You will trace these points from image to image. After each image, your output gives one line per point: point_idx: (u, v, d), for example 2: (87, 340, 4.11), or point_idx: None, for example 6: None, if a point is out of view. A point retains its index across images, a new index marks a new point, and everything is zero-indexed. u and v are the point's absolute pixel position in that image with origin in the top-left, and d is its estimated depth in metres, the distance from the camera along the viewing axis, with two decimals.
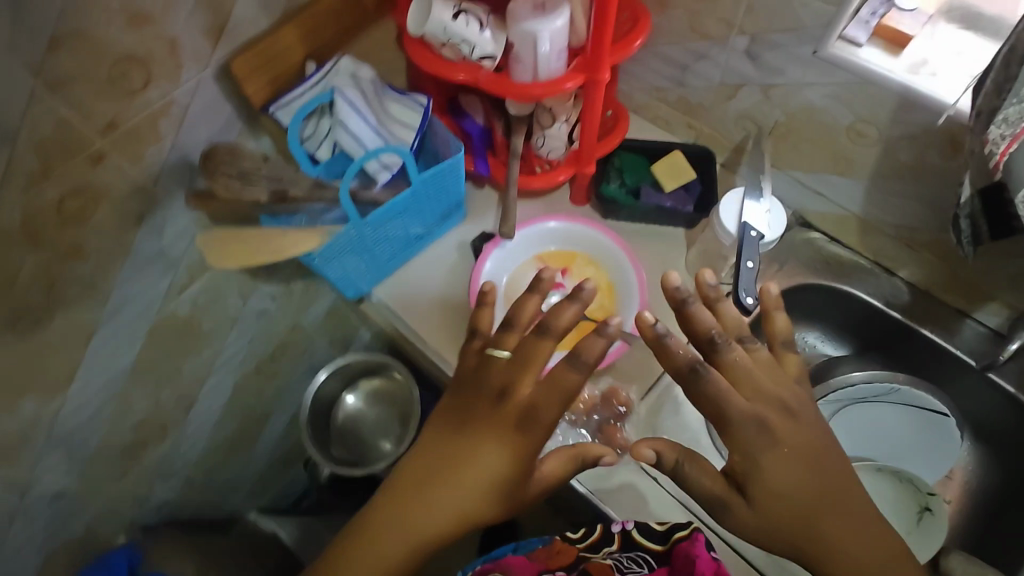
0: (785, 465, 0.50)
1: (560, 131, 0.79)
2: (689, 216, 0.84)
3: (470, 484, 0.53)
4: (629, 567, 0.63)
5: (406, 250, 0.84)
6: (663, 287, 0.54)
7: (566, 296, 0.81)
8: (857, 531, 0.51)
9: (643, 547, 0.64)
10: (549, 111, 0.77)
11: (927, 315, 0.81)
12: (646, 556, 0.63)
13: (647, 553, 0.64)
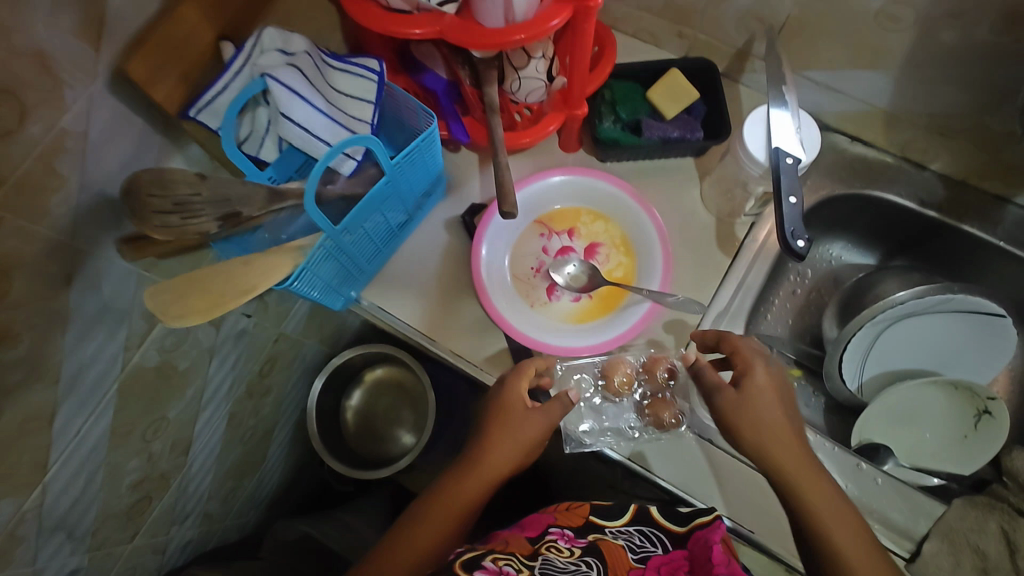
0: (763, 417, 0.55)
1: (537, 69, 0.67)
2: (699, 144, 0.74)
3: (494, 446, 0.59)
4: (641, 547, 0.57)
5: (391, 241, 0.73)
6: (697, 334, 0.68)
7: (579, 261, 0.73)
8: (826, 499, 0.53)
9: (658, 524, 0.59)
10: (523, 48, 0.65)
11: (964, 207, 0.75)
12: (660, 535, 0.58)
13: (663, 534, 0.58)
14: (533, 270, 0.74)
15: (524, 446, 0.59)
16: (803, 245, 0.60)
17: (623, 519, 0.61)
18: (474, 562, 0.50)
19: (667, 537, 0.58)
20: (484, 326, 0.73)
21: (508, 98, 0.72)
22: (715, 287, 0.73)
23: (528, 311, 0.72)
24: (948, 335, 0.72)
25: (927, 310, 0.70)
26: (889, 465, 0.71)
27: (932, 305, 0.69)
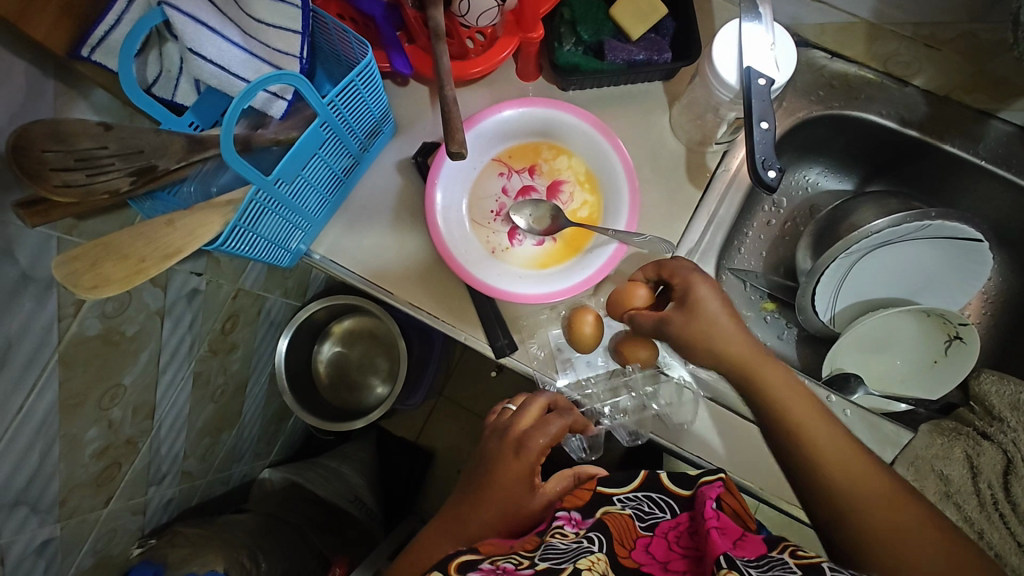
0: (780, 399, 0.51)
1: None
2: (666, 66, 0.68)
3: (475, 517, 0.57)
4: (650, 513, 0.60)
5: (337, 190, 0.68)
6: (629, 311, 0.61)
7: (540, 200, 0.69)
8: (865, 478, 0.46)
9: (668, 491, 0.62)
10: None
11: (948, 125, 0.70)
12: (669, 500, 0.61)
13: (671, 499, 0.61)
14: (492, 214, 0.70)
15: (507, 519, 0.57)
16: (775, 175, 0.54)
17: (630, 486, 0.63)
18: (471, 563, 0.49)
19: (675, 502, 0.61)
20: (443, 275, 0.69)
21: (457, 22, 0.64)
22: (686, 221, 0.69)
23: (486, 256, 0.68)
24: (920, 259, 0.70)
25: (903, 237, 0.67)
26: (859, 394, 0.70)
27: (906, 234, 0.67)
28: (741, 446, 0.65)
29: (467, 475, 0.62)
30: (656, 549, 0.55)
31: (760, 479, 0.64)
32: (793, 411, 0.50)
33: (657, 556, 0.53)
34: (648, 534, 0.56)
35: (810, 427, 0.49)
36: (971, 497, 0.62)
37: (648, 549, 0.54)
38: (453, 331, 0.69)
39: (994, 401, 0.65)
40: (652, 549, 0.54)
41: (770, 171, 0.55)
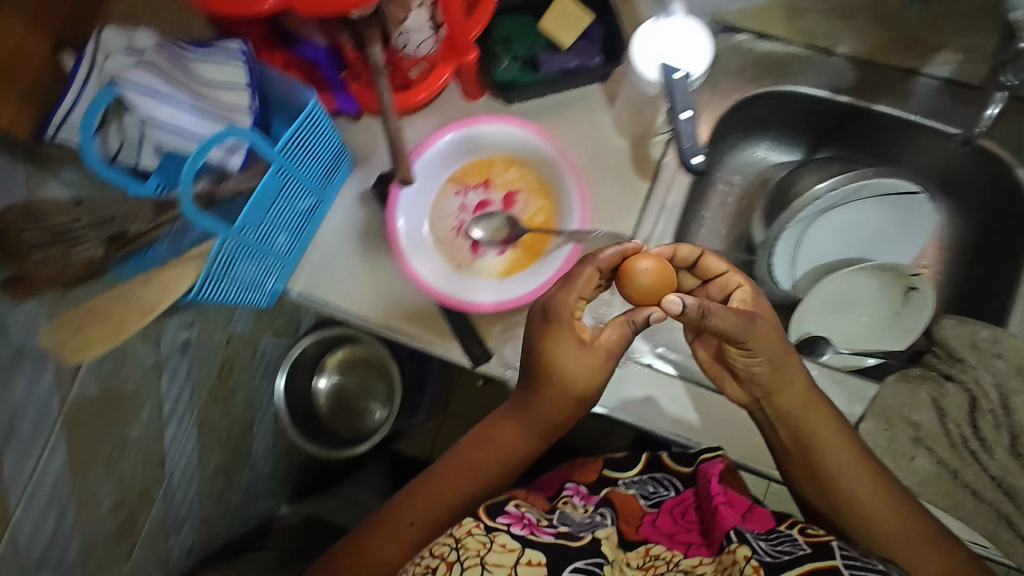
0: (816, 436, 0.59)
1: (419, 19, 0.64)
2: (600, 69, 0.71)
3: (545, 402, 0.61)
4: (655, 493, 0.64)
5: (304, 228, 0.72)
6: (634, 274, 0.56)
7: (498, 213, 0.73)
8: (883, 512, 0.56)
9: (672, 470, 0.65)
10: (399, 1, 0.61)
11: (876, 87, 0.73)
12: (672, 479, 0.64)
13: (675, 478, 0.65)
14: (454, 231, 0.73)
15: (575, 396, 0.60)
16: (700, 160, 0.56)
17: (635, 470, 0.67)
18: (498, 508, 0.55)
19: (679, 480, 0.65)
20: (416, 295, 0.73)
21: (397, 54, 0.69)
22: (639, 212, 0.72)
23: (453, 272, 0.72)
24: (867, 217, 0.74)
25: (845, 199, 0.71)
26: (826, 355, 0.73)
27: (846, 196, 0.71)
28: (716, 419, 0.69)
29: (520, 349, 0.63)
30: (661, 522, 0.60)
31: (739, 449, 0.68)
32: (832, 461, 0.58)
33: (665, 530, 0.59)
34: (653, 511, 0.61)
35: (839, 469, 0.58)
36: (941, 439, 0.64)
37: (654, 524, 0.60)
38: (433, 347, 0.72)
39: (955, 343, 0.67)
40: (659, 524, 0.60)
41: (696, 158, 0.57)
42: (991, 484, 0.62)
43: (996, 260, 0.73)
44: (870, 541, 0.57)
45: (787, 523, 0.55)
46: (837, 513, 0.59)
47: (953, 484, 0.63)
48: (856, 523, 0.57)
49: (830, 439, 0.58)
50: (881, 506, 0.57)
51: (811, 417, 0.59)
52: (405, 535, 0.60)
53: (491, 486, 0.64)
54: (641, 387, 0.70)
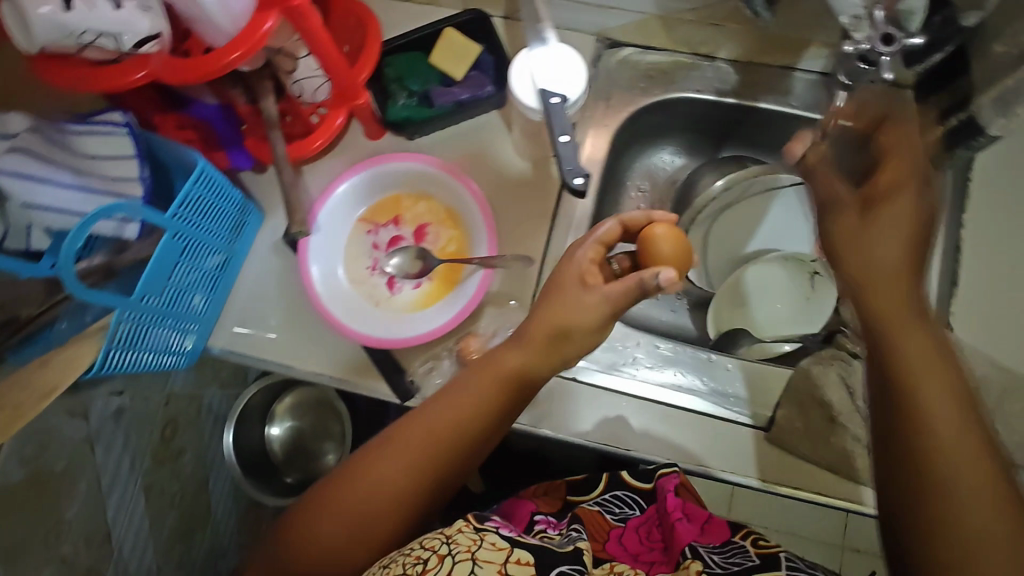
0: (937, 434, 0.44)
1: None
2: (494, 97, 0.73)
3: (540, 318, 0.56)
4: (620, 511, 0.67)
5: (216, 285, 0.72)
6: (652, 241, 0.59)
7: (408, 248, 0.74)
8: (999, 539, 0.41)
9: (631, 486, 0.68)
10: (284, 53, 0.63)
11: (759, 85, 0.76)
12: (634, 497, 0.68)
13: (637, 495, 0.68)
14: (369, 270, 0.74)
15: (581, 326, 0.55)
16: (582, 182, 0.58)
17: (597, 491, 0.70)
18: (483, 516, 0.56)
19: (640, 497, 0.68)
20: (336, 339, 0.73)
21: (296, 102, 0.71)
22: (548, 232, 0.73)
23: (370, 312, 0.72)
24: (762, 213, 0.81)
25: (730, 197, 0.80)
26: (746, 347, 0.77)
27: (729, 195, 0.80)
28: (644, 424, 0.70)
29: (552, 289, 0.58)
30: (629, 542, 0.64)
31: (673, 450, 0.69)
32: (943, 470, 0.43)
33: (630, 549, 0.63)
34: (619, 527, 0.65)
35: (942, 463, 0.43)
36: (855, 416, 0.65)
37: (620, 541, 0.64)
38: (360, 387, 0.71)
39: (859, 323, 0.71)
40: (625, 540, 0.64)
41: (579, 179, 0.59)
42: None
43: None
44: (911, 444, 0.44)
45: (740, 534, 0.62)
46: (895, 415, 0.46)
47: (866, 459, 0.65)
48: (908, 424, 0.45)
49: (920, 357, 0.46)
50: (973, 473, 0.43)
51: (898, 304, 0.48)
52: (390, 469, 0.56)
53: (492, 415, 0.57)
54: (567, 404, 0.71)
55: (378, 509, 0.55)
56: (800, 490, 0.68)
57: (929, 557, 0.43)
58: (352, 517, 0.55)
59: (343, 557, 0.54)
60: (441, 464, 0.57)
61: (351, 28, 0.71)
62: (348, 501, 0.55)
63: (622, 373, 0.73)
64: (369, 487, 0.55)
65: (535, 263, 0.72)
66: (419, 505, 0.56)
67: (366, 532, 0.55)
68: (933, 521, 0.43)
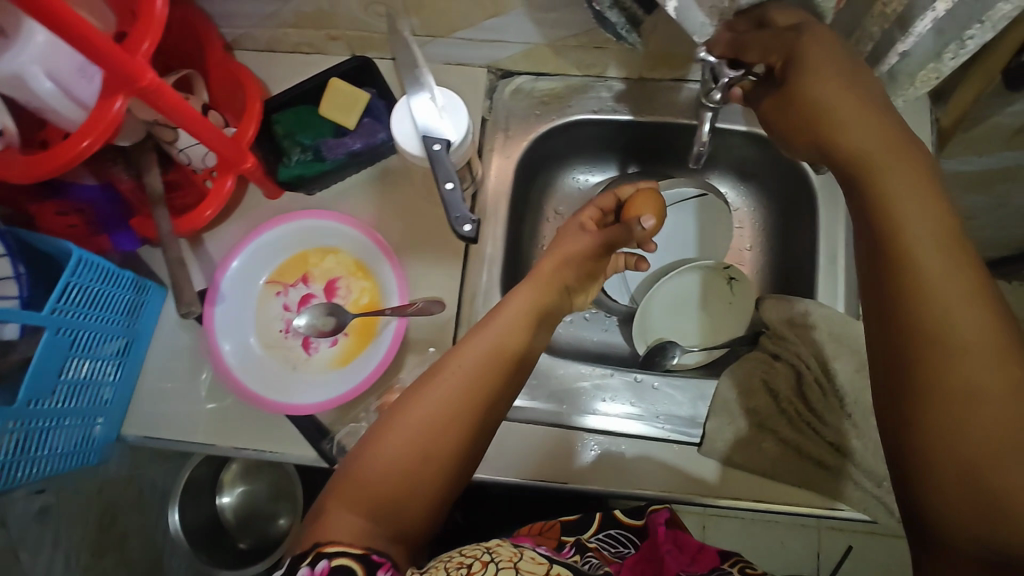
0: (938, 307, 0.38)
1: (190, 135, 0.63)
2: (388, 142, 0.72)
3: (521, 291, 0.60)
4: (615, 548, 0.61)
5: (119, 369, 0.69)
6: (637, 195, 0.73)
7: (319, 304, 0.72)
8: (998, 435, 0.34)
9: (624, 525, 0.65)
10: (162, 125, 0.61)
11: (653, 99, 0.77)
12: (627, 535, 0.63)
13: (630, 533, 0.64)
14: (282, 332, 0.72)
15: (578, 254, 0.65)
16: (471, 227, 0.57)
17: (590, 530, 0.64)
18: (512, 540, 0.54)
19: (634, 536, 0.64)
20: (255, 409, 0.70)
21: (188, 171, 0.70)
22: (461, 268, 0.72)
23: (288, 375, 0.70)
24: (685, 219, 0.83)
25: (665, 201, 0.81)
26: (677, 357, 0.77)
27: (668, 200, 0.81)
28: (577, 455, 0.67)
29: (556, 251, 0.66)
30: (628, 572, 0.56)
31: (630, 480, 0.66)
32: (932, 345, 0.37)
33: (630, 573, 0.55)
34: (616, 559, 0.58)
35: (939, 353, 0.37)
36: (778, 418, 0.68)
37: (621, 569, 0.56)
38: (286, 454, 0.68)
39: (776, 322, 0.72)
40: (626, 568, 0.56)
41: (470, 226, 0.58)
42: (828, 447, 0.65)
43: (797, 231, 0.77)
44: (907, 319, 0.38)
45: (729, 561, 0.54)
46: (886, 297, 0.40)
47: (799, 458, 0.65)
48: (904, 292, 0.39)
49: (912, 200, 0.40)
50: (973, 333, 0.36)
51: (890, 154, 0.43)
52: (449, 381, 0.50)
53: (503, 372, 0.52)
54: (512, 446, 0.67)
55: (445, 422, 0.48)
56: (753, 502, 0.64)
57: (924, 446, 0.36)
58: (420, 436, 0.47)
59: (411, 483, 0.46)
60: (508, 368, 0.53)
61: (231, 92, 0.71)
62: (415, 422, 0.48)
63: (551, 403, 0.72)
64: (435, 404, 0.49)
65: (449, 306, 0.71)
66: (482, 424, 0.50)
67: (430, 460, 0.47)
68: (931, 400, 0.36)
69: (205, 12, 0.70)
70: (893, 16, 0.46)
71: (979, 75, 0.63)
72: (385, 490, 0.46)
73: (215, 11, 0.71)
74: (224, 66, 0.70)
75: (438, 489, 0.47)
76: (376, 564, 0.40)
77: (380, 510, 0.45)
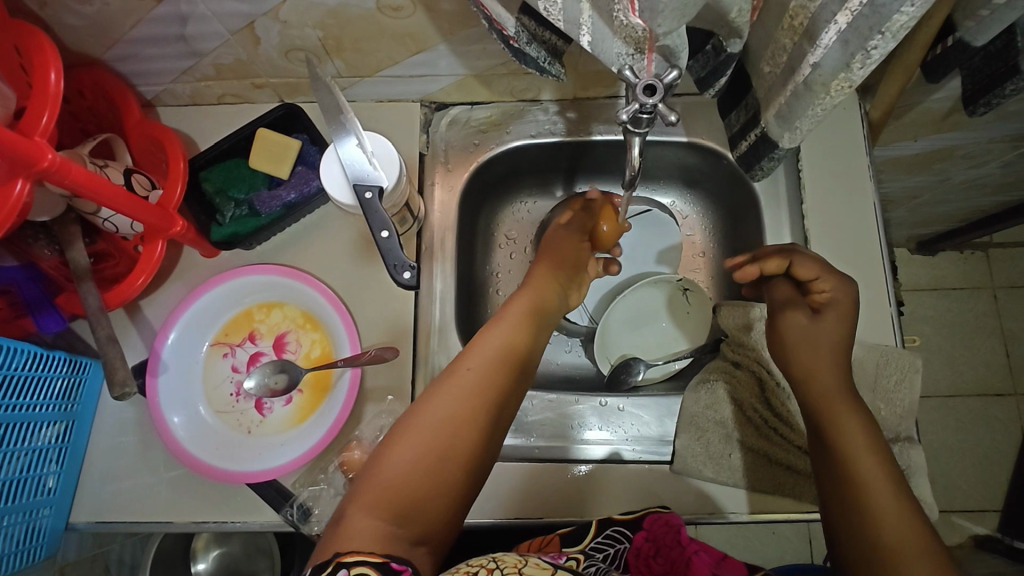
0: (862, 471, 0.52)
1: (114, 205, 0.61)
2: (323, 191, 0.70)
3: (517, 300, 0.65)
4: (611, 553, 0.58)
5: (61, 455, 0.66)
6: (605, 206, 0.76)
7: (268, 362, 0.69)
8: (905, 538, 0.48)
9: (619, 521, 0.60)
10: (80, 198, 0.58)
11: (591, 118, 0.76)
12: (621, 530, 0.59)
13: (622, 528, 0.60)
14: (233, 396, 0.69)
15: (568, 258, 0.72)
16: (411, 275, 0.60)
17: (589, 535, 0.60)
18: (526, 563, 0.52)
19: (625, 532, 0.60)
20: (210, 481, 0.67)
21: (117, 239, 0.67)
22: (412, 309, 0.71)
23: (242, 441, 0.67)
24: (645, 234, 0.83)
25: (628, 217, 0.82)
26: (642, 373, 0.77)
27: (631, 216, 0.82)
28: (551, 489, 0.65)
29: (549, 259, 0.72)
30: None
31: (608, 507, 0.65)
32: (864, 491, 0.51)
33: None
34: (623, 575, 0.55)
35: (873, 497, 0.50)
36: (747, 428, 0.67)
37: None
38: (248, 524, 0.65)
39: (733, 328, 0.71)
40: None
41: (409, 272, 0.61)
42: (800, 453, 0.65)
43: (745, 237, 0.78)
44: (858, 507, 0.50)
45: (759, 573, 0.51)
46: (838, 489, 0.52)
47: (770, 466, 0.65)
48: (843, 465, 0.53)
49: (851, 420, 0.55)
50: (895, 513, 0.49)
51: (830, 387, 0.58)
52: (460, 389, 0.55)
53: (502, 376, 0.57)
54: (494, 487, 0.66)
55: (458, 422, 0.53)
56: (729, 513, 0.64)
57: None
58: (435, 440, 0.51)
59: (430, 486, 0.50)
60: (511, 370, 0.58)
61: (153, 151, 0.69)
62: (431, 427, 0.52)
63: (520, 438, 0.70)
64: (448, 410, 0.53)
65: (404, 350, 0.69)
66: (491, 422, 0.55)
67: (448, 459, 0.51)
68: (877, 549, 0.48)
69: (118, 72, 0.67)
70: (801, 28, 0.43)
71: (899, 71, 0.64)
72: (407, 493, 0.49)
73: (129, 71, 0.68)
74: (142, 124, 0.68)
75: (457, 487, 0.51)
76: (396, 570, 0.42)
77: (403, 514, 0.48)
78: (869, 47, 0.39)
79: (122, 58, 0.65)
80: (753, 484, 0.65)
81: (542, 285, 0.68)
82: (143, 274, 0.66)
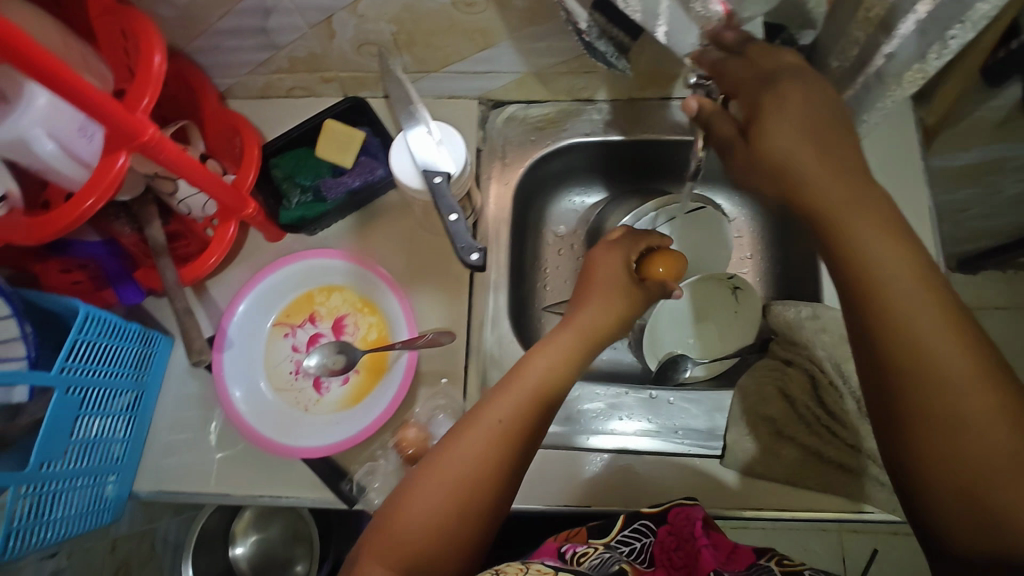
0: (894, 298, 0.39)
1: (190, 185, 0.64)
2: (385, 180, 0.74)
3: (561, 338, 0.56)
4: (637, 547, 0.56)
5: (129, 425, 0.69)
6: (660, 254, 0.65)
7: (327, 343, 0.71)
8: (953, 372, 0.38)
9: (645, 514, 0.59)
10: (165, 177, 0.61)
11: (643, 118, 0.78)
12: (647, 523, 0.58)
13: (647, 520, 0.58)
14: (293, 373, 0.71)
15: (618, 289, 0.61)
16: (478, 256, 0.60)
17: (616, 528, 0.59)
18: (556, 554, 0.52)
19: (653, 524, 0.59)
20: (268, 456, 0.69)
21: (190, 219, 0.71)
22: (468, 296, 0.72)
23: (300, 418, 0.69)
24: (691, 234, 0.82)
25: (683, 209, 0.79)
26: (689, 370, 0.79)
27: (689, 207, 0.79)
28: (600, 478, 0.66)
29: (594, 294, 0.61)
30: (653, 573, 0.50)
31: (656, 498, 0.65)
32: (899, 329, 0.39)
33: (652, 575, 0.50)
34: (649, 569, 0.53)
35: (917, 335, 0.38)
36: (799, 426, 0.67)
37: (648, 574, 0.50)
38: (303, 498, 0.67)
39: (783, 327, 0.71)
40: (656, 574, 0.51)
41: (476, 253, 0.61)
42: (849, 451, 0.64)
43: (794, 231, 0.79)
44: (894, 366, 0.39)
45: (766, 556, 0.50)
46: (867, 329, 0.40)
47: (821, 465, 0.65)
48: (861, 296, 0.40)
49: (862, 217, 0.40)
50: (935, 343, 0.38)
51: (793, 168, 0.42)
52: (487, 435, 0.49)
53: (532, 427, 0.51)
54: (545, 476, 0.66)
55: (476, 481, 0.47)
56: (780, 511, 0.64)
57: (941, 486, 0.38)
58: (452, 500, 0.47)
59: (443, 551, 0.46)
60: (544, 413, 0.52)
61: (228, 138, 0.74)
62: (449, 482, 0.47)
63: (567, 427, 0.71)
64: (469, 464, 0.48)
65: (459, 336, 0.70)
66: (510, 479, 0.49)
67: (465, 522, 0.47)
68: (932, 438, 0.38)
69: (199, 63, 0.71)
70: (875, 20, 0.44)
71: (959, 74, 0.65)
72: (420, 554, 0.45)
73: (207, 63, 0.72)
74: (220, 113, 0.72)
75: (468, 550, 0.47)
76: None
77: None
78: (948, 36, 0.42)
79: (203, 50, 0.69)
80: (806, 481, 0.64)
81: (584, 329, 0.57)
82: (216, 253, 0.70)
